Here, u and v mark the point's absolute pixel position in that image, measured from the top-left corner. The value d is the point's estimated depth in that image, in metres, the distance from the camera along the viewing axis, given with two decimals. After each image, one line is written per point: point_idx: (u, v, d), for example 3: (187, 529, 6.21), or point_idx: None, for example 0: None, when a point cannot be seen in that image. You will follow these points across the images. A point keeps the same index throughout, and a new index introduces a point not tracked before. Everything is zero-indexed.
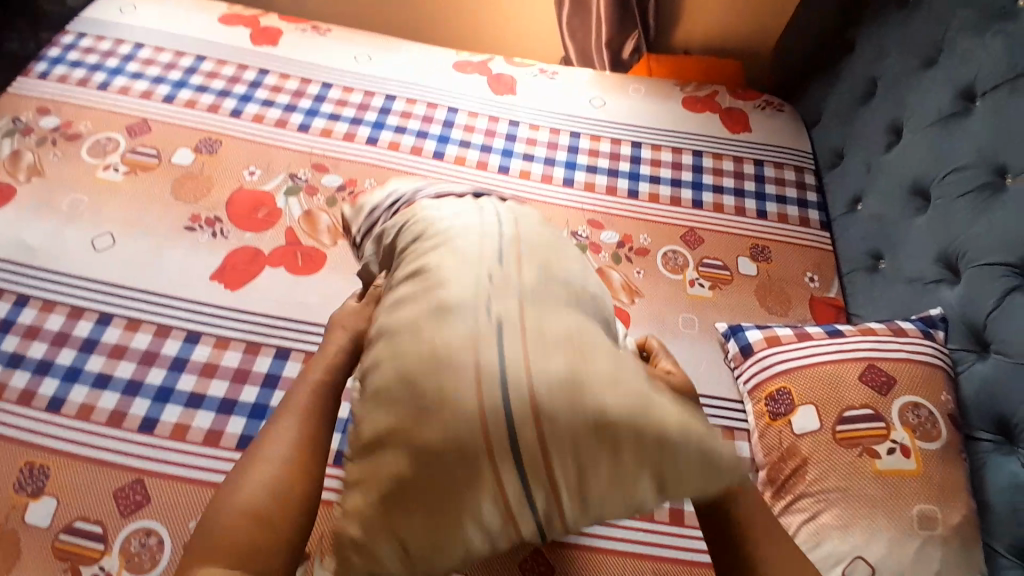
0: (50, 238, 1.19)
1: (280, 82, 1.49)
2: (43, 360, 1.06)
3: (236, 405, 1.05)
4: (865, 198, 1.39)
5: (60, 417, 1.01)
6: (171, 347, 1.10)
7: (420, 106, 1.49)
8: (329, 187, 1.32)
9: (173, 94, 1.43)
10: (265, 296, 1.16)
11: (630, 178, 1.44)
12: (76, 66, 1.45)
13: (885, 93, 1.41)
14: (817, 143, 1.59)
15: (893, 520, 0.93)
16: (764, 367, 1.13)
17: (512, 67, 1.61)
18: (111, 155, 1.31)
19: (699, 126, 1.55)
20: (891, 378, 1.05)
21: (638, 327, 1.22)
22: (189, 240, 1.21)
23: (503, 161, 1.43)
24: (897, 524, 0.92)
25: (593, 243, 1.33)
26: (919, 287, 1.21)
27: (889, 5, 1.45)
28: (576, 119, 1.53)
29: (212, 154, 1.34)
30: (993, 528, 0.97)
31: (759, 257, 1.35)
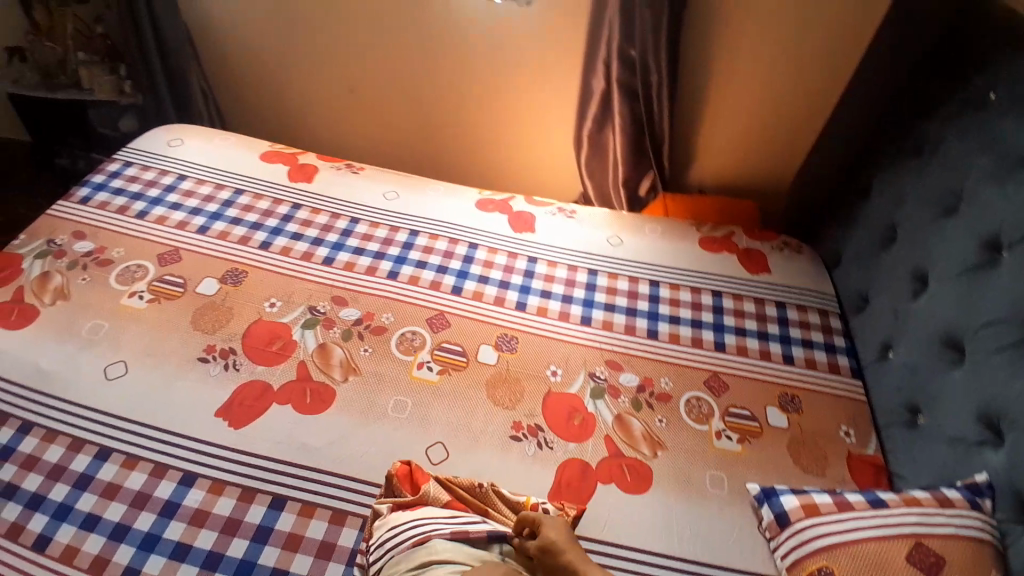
0: (63, 364, 1.19)
1: (310, 216, 1.55)
2: (37, 494, 1.01)
3: (222, 561, 0.97)
4: (895, 346, 1.34)
5: (43, 558, 0.95)
6: (164, 489, 1.04)
7: (442, 242, 1.53)
8: (346, 320, 1.32)
9: (208, 225, 1.49)
10: (268, 436, 1.11)
11: (649, 318, 1.42)
12: (119, 193, 1.54)
13: (905, 240, 1.40)
14: (841, 287, 1.57)
15: None
16: (804, 541, 1.02)
17: (533, 206, 1.67)
18: (138, 282, 1.34)
19: (718, 267, 1.55)
20: (940, 559, 0.94)
21: (660, 484, 1.13)
22: (199, 372, 1.20)
23: (521, 297, 1.43)
24: None
25: (612, 386, 1.28)
26: (962, 448, 1.11)
27: (902, 153, 1.49)
28: (594, 258, 1.54)
29: (236, 285, 1.36)
30: None
31: (788, 406, 1.28)
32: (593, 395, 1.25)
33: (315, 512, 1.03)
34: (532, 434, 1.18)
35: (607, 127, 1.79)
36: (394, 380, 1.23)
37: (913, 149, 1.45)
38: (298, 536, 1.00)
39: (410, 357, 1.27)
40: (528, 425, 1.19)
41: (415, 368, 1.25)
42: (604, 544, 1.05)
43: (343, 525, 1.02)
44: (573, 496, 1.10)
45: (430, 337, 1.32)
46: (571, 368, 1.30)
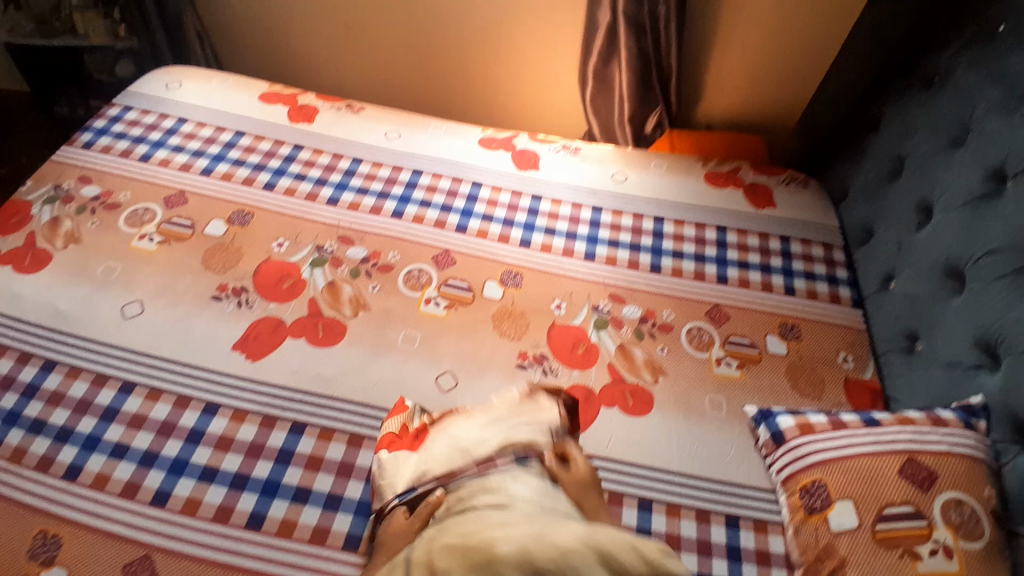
0: (80, 304, 1.22)
1: (313, 157, 1.55)
2: (63, 428, 1.06)
3: (248, 482, 1.02)
4: (897, 276, 1.35)
5: (76, 485, 1.00)
6: (189, 418, 1.09)
7: (446, 180, 1.53)
8: (353, 259, 1.34)
9: (212, 167, 1.49)
10: (284, 369, 1.16)
11: (652, 252, 1.43)
12: (121, 137, 1.54)
13: (912, 172, 1.39)
14: (843, 220, 1.57)
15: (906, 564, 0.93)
16: (798, 457, 1.07)
17: (536, 143, 1.65)
18: (148, 225, 1.36)
19: (722, 201, 1.55)
20: (932, 473, 0.98)
21: (662, 409, 1.17)
22: (214, 309, 1.23)
23: (525, 234, 1.44)
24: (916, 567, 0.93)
25: (615, 318, 1.30)
26: (958, 372, 1.15)
27: (912, 84, 1.46)
28: (598, 194, 1.54)
29: (244, 226, 1.38)
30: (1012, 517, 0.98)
31: (788, 335, 1.31)
32: (596, 326, 1.29)
33: (332, 436, 1.08)
34: (538, 363, 1.22)
35: (613, 61, 1.75)
36: (403, 316, 1.26)
37: (925, 79, 1.42)
38: (318, 458, 1.06)
39: (418, 293, 1.30)
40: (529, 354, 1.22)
41: (422, 304, 1.28)
42: (607, 463, 1.10)
43: (360, 448, 1.07)
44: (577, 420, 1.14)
45: (436, 273, 1.34)
46: (575, 301, 1.33)
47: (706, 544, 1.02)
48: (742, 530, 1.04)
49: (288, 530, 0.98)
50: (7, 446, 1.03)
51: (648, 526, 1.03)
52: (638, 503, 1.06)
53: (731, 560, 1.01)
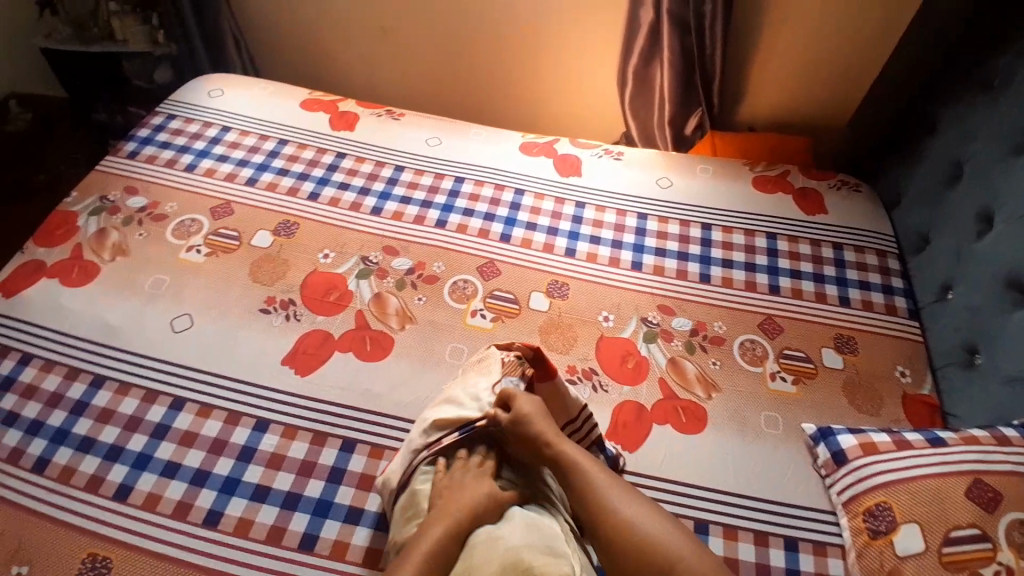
0: (131, 317, 1.24)
1: (355, 165, 1.54)
2: (114, 446, 1.07)
3: (300, 501, 1.03)
4: (956, 286, 1.30)
5: (125, 507, 1.01)
6: (240, 435, 1.09)
7: (488, 188, 1.51)
8: (398, 270, 1.34)
9: (255, 177, 1.50)
10: (334, 383, 1.16)
11: (700, 262, 1.40)
12: (165, 147, 1.55)
13: (971, 177, 1.33)
14: (898, 226, 1.52)
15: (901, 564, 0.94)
16: (861, 478, 1.04)
17: (578, 148, 1.63)
18: (194, 237, 1.37)
19: (770, 206, 1.51)
20: (998, 493, 0.93)
21: (716, 426, 1.15)
22: (263, 322, 1.24)
23: (570, 243, 1.42)
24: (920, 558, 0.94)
25: (665, 330, 1.28)
26: (1022, 389, 1.10)
27: (969, 86, 1.39)
28: (643, 201, 1.51)
29: (289, 237, 1.38)
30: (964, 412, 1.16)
31: (844, 348, 1.27)
32: (646, 339, 1.26)
33: (383, 454, 1.08)
34: (587, 377, 1.20)
35: (655, 63, 1.71)
36: (450, 329, 1.25)
37: (983, 80, 1.35)
38: (370, 477, 1.06)
39: (464, 305, 1.29)
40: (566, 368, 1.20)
41: (469, 317, 1.27)
42: (660, 482, 1.08)
43: None
44: (629, 438, 1.12)
45: (482, 285, 1.32)
46: (623, 313, 1.30)
47: (766, 570, 1.00)
48: (801, 554, 1.01)
49: (341, 551, 0.98)
50: (57, 466, 1.05)
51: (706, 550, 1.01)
52: (694, 525, 1.04)
53: None
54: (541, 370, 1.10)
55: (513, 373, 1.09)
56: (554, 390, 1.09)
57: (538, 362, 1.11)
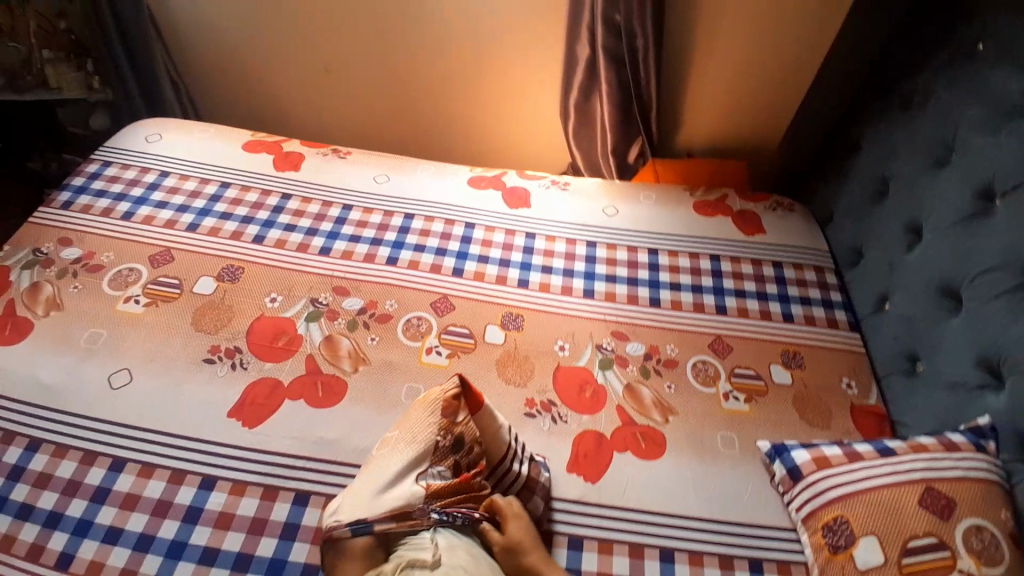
0: (65, 375, 1.17)
1: (301, 206, 1.52)
2: (55, 511, 1.00)
3: (253, 560, 0.97)
4: (892, 297, 1.37)
5: (71, 575, 0.94)
6: (186, 494, 1.04)
7: (439, 223, 1.52)
8: (350, 310, 1.31)
9: (197, 222, 1.46)
10: (285, 432, 1.12)
11: (650, 286, 1.43)
12: (101, 195, 1.49)
13: (898, 193, 1.42)
14: (833, 241, 1.59)
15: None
16: (817, 493, 1.06)
17: (526, 180, 1.65)
18: (133, 286, 1.32)
19: (713, 230, 1.56)
20: (951, 500, 0.98)
21: (674, 448, 1.16)
22: (208, 373, 1.19)
23: (522, 274, 1.43)
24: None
25: (619, 356, 1.29)
26: (963, 393, 1.15)
27: (891, 106, 1.49)
28: (591, 229, 1.54)
29: (234, 282, 1.34)
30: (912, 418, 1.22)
31: (791, 364, 1.31)
32: (602, 366, 1.27)
33: None
34: (546, 409, 1.19)
35: (594, 96, 1.77)
36: (405, 368, 1.23)
37: (903, 102, 1.45)
38: None
39: (418, 342, 1.27)
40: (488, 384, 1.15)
41: (424, 354, 1.25)
42: (625, 509, 1.08)
43: None
44: (589, 468, 1.12)
45: (436, 321, 1.31)
46: (578, 341, 1.31)
47: None
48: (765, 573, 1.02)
49: None
50: None
51: None
52: (659, 553, 1.03)
53: None
54: (472, 401, 1.02)
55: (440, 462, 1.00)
56: (487, 420, 1.03)
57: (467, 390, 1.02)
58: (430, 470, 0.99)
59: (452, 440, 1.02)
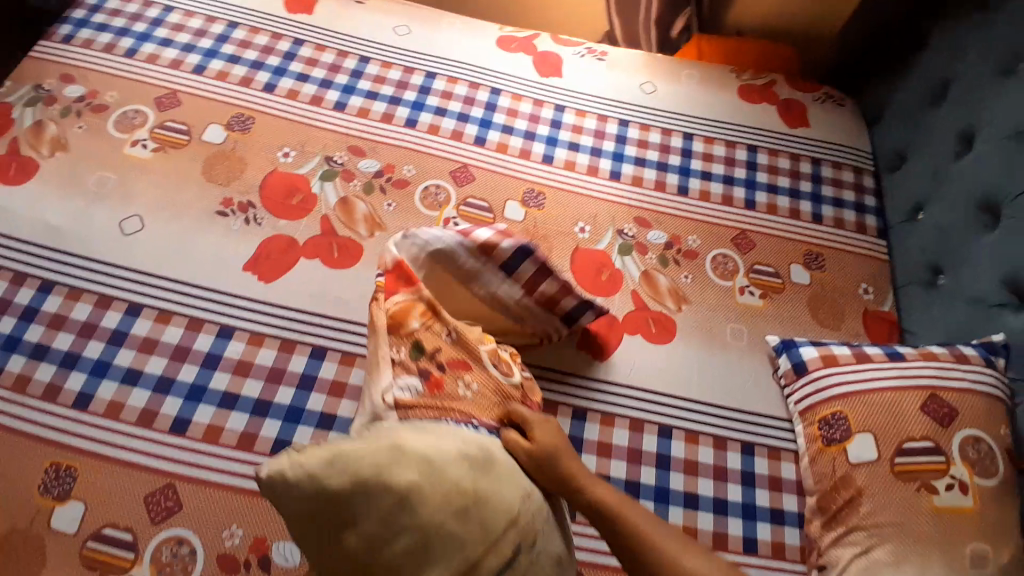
0: (77, 218, 1.14)
1: (314, 54, 1.40)
2: (69, 353, 1.03)
3: (270, 407, 1.02)
4: (927, 208, 1.31)
5: (88, 415, 0.98)
6: (204, 342, 1.06)
7: (462, 86, 1.41)
8: (366, 173, 1.26)
9: (204, 64, 1.35)
10: (301, 290, 1.12)
11: (680, 173, 1.37)
12: (99, 28, 1.37)
13: (957, 98, 1.31)
14: (876, 142, 1.50)
15: (877, 486, 0.98)
16: (820, 388, 1.08)
17: (558, 46, 1.51)
18: (139, 130, 1.25)
19: (755, 119, 1.46)
20: (954, 410, 1.00)
21: (685, 336, 1.17)
22: (221, 226, 1.16)
23: (547, 149, 1.35)
24: (890, 482, 0.97)
25: (639, 243, 1.26)
26: (981, 310, 1.14)
27: (967, 2, 1.34)
28: (624, 106, 1.44)
29: (245, 133, 1.27)
30: (921, 330, 1.22)
31: (812, 265, 1.28)
32: (620, 252, 1.25)
33: (355, 361, 1.07)
34: None
35: None
36: None
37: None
38: (341, 384, 1.05)
39: (436, 213, 1.23)
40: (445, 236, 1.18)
41: (441, 224, 1.22)
42: (630, 389, 1.11)
43: None
44: (598, 347, 1.15)
45: (455, 191, 1.27)
46: (599, 224, 1.27)
47: (722, 469, 1.06)
48: (756, 457, 1.08)
49: None
50: (10, 375, 1.00)
51: (668, 451, 1.07)
52: (659, 430, 1.08)
53: (745, 485, 1.06)
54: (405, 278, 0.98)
55: (414, 369, 0.90)
56: (441, 278, 1.04)
57: (399, 273, 0.99)
58: (399, 384, 0.88)
59: (414, 339, 0.92)
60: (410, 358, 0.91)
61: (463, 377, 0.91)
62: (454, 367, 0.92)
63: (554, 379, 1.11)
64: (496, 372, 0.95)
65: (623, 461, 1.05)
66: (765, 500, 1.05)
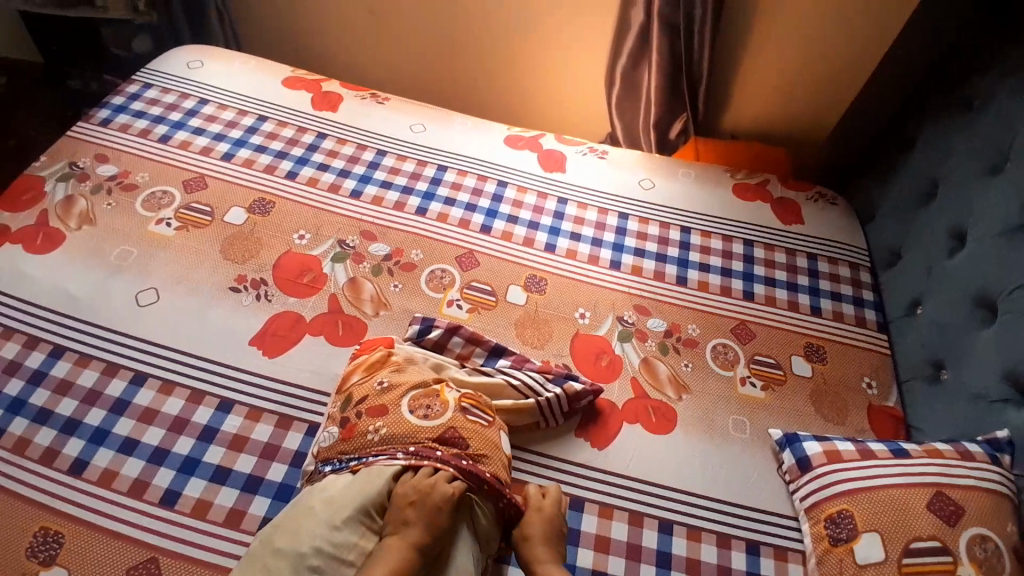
0: (94, 288, 1.19)
1: (336, 146, 1.51)
2: (72, 419, 1.03)
3: (262, 484, 1.00)
4: (925, 302, 1.33)
5: (81, 482, 0.97)
6: (202, 415, 1.06)
7: (471, 178, 1.50)
8: (375, 255, 1.31)
9: (232, 152, 1.46)
10: (303, 366, 1.13)
11: (678, 264, 1.41)
12: (140, 117, 1.49)
13: (946, 197, 1.37)
14: (872, 240, 1.55)
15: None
16: (824, 485, 1.05)
17: (563, 144, 1.62)
18: (164, 209, 1.33)
19: (749, 215, 1.53)
20: (960, 507, 0.97)
21: (685, 426, 1.16)
22: (232, 301, 1.20)
23: (550, 239, 1.41)
24: None
25: (640, 330, 1.28)
26: (986, 405, 1.12)
27: (949, 107, 1.43)
28: (625, 200, 1.52)
29: (264, 216, 1.35)
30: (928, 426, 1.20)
31: (813, 357, 1.29)
32: (620, 338, 1.26)
33: None
34: None
35: (644, 65, 1.73)
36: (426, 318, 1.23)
37: (962, 104, 1.39)
38: None
39: (441, 294, 1.27)
40: (433, 340, 1.17)
41: (445, 306, 1.25)
42: (629, 479, 1.08)
43: None
44: (597, 434, 1.13)
45: (460, 275, 1.31)
46: (600, 311, 1.30)
47: (726, 570, 1.01)
48: (762, 558, 1.03)
49: None
50: (11, 437, 1.01)
51: (668, 548, 1.02)
52: (658, 524, 1.04)
53: None
54: (375, 344, 1.13)
55: (333, 425, 1.03)
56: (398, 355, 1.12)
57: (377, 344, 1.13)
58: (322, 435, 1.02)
59: (346, 396, 1.05)
60: (341, 410, 1.04)
61: (375, 422, 0.99)
62: (372, 412, 1.00)
63: (551, 466, 1.09)
64: (411, 414, 1.00)
65: (621, 557, 1.01)
66: None
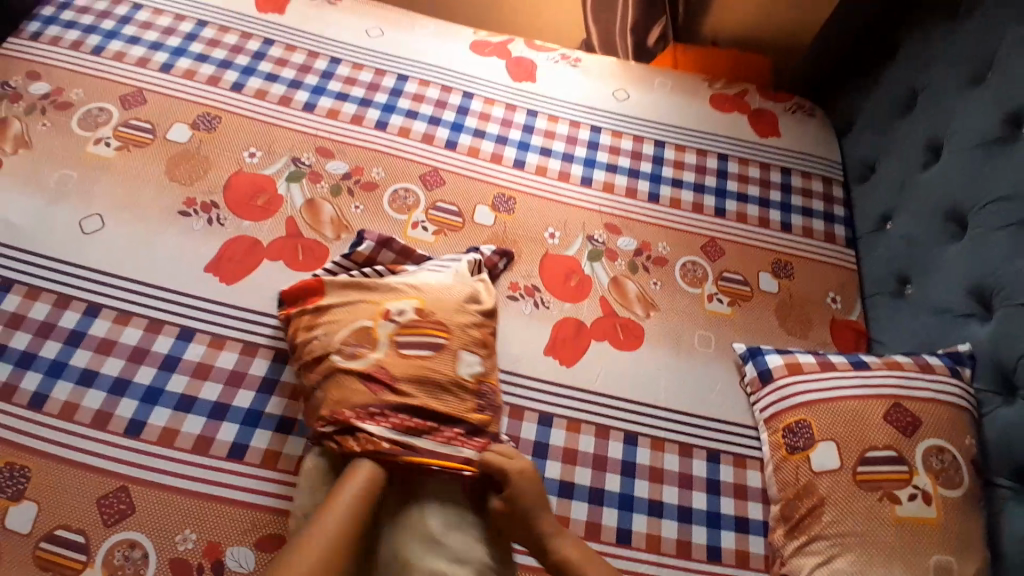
0: (35, 217, 1.11)
1: (285, 55, 1.39)
2: (26, 353, 0.99)
3: (229, 410, 1.00)
4: (895, 217, 1.33)
5: (42, 415, 0.95)
6: (162, 344, 1.03)
7: (434, 89, 1.40)
8: (334, 174, 1.24)
9: (172, 63, 1.33)
10: (263, 292, 1.10)
11: (651, 180, 1.37)
12: (70, 27, 1.33)
13: (926, 107, 1.33)
14: (846, 152, 1.52)
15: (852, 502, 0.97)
16: (783, 397, 1.09)
17: (534, 52, 1.51)
18: (103, 128, 1.22)
19: (724, 127, 1.47)
20: (917, 420, 1.01)
21: (652, 342, 1.17)
22: (183, 226, 1.14)
23: (519, 154, 1.35)
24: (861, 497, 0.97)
25: (610, 249, 1.26)
26: (948, 319, 1.15)
27: (934, 12, 1.36)
28: (597, 112, 1.44)
29: (210, 132, 1.25)
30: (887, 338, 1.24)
31: (780, 273, 1.29)
32: (590, 258, 1.24)
33: None
34: (530, 294, 1.19)
35: None
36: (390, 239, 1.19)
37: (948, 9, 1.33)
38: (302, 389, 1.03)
39: (405, 216, 1.22)
40: (364, 255, 1.11)
41: (410, 228, 1.21)
42: (597, 396, 1.10)
43: None
44: (566, 354, 1.13)
45: (424, 195, 1.25)
46: (570, 231, 1.27)
47: (687, 477, 1.06)
48: (721, 464, 1.08)
49: (272, 459, 0.97)
50: None
51: (633, 458, 1.06)
52: (624, 437, 1.08)
53: (710, 492, 1.05)
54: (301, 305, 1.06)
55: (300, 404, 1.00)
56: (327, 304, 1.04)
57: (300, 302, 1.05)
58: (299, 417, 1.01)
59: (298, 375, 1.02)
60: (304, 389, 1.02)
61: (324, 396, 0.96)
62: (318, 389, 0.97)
63: (521, 386, 1.09)
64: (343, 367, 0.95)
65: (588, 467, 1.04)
66: (729, 506, 1.05)
